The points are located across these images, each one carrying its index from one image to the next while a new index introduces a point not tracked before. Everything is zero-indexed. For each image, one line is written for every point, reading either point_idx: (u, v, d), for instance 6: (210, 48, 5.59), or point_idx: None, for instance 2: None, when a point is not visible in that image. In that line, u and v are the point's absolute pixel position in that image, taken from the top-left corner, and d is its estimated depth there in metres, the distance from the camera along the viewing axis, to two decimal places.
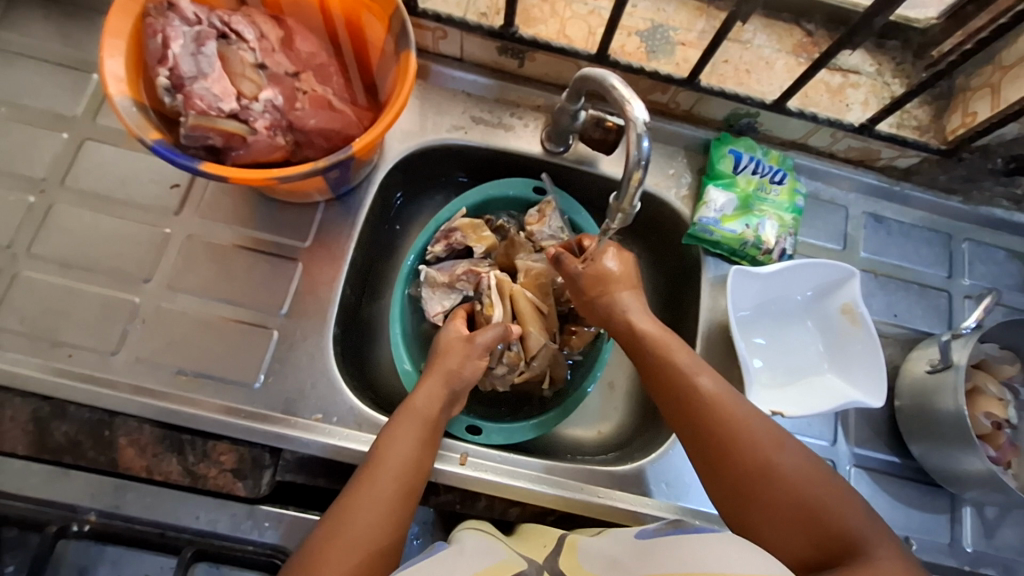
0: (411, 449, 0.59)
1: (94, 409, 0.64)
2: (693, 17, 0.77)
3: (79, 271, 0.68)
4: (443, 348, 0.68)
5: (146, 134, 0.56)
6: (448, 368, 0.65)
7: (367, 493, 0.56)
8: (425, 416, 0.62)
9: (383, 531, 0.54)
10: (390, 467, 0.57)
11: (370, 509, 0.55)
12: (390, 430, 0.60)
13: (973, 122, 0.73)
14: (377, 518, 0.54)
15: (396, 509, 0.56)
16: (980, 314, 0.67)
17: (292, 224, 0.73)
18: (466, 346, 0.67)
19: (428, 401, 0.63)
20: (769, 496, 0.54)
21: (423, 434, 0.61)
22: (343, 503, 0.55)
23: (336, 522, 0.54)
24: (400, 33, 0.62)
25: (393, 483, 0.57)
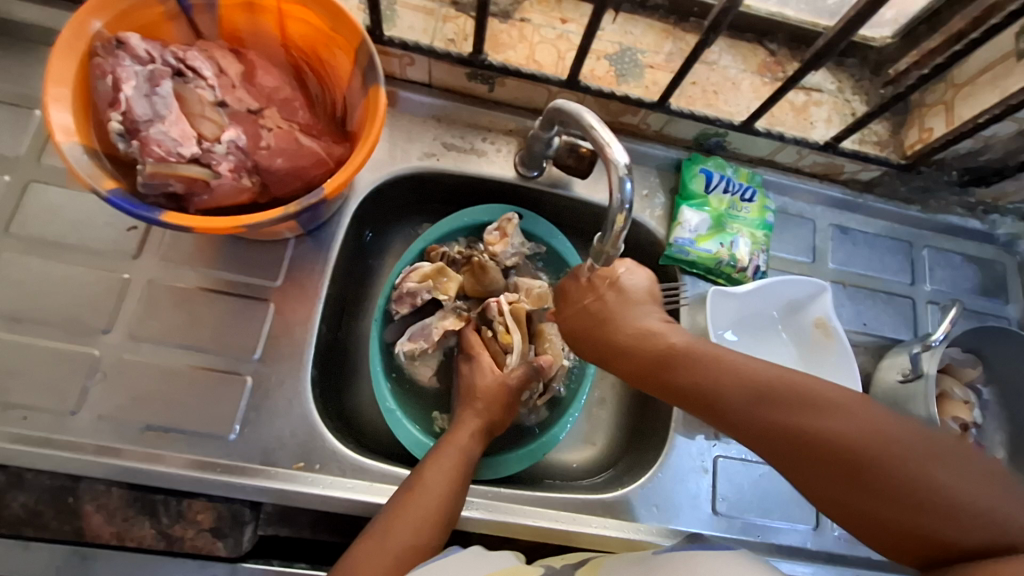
0: (456, 475, 0.60)
1: (54, 474, 0.60)
2: (660, 39, 0.77)
3: (32, 325, 0.64)
4: (476, 391, 0.68)
5: (99, 183, 0.52)
6: (487, 410, 0.67)
7: (414, 510, 0.56)
8: (467, 453, 0.63)
9: (425, 539, 0.55)
10: (436, 491, 0.58)
11: (416, 524, 0.55)
12: (435, 458, 0.61)
13: (930, 137, 0.75)
14: (419, 533, 0.55)
15: (441, 526, 0.57)
16: (947, 327, 0.69)
17: (259, 263, 0.70)
18: (501, 386, 0.68)
19: (471, 439, 0.64)
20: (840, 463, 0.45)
21: (465, 465, 0.61)
22: (387, 517, 0.56)
23: (380, 534, 0.54)
24: (368, 66, 0.60)
25: (436, 502, 0.57)
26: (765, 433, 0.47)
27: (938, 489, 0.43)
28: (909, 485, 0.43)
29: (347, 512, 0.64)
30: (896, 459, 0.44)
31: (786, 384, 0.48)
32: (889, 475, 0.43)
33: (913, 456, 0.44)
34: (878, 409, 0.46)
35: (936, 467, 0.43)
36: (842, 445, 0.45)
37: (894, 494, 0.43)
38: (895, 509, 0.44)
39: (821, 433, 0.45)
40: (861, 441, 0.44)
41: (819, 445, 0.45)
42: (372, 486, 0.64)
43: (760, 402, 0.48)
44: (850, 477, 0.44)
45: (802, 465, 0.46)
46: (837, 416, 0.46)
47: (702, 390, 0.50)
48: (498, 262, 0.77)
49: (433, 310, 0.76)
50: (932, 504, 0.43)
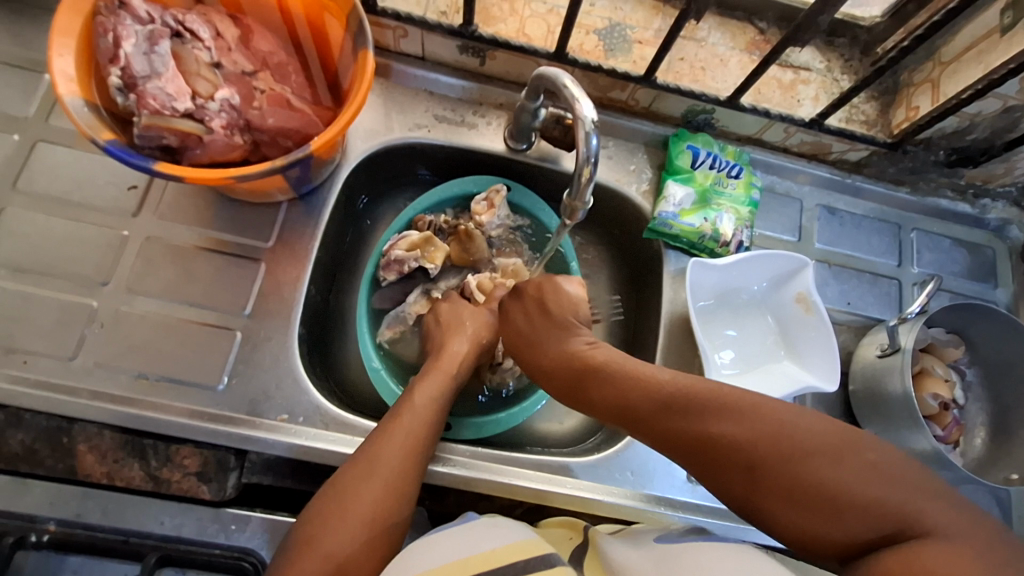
0: (440, 399, 0.62)
1: (51, 416, 0.63)
2: (649, 16, 0.78)
3: (35, 276, 0.67)
4: (459, 319, 0.71)
5: (98, 134, 0.55)
6: (473, 336, 0.69)
7: (401, 435, 0.57)
8: (453, 376, 0.65)
9: (412, 471, 0.56)
10: (421, 411, 0.60)
11: (403, 448, 0.56)
12: (422, 380, 0.63)
13: (916, 115, 0.76)
14: (405, 463, 0.56)
15: (424, 457, 0.58)
16: (923, 299, 0.69)
17: (253, 224, 0.72)
18: (483, 315, 0.72)
19: (461, 359, 0.67)
20: (741, 462, 0.48)
21: (447, 388, 0.63)
22: (376, 441, 0.57)
23: (367, 460, 0.55)
24: (358, 31, 0.62)
25: (423, 427, 0.59)
26: (670, 439, 0.52)
27: (831, 483, 0.45)
28: (810, 484, 0.45)
29: (328, 463, 0.67)
30: (795, 463, 0.46)
31: (693, 392, 0.51)
32: (790, 477, 0.46)
33: (824, 465, 0.46)
34: (790, 417, 0.48)
35: (827, 462, 0.46)
36: (743, 450, 0.48)
37: (797, 496, 0.46)
38: (800, 513, 0.46)
39: (721, 440, 0.49)
40: (768, 444, 0.47)
41: (727, 455, 0.48)
42: (353, 439, 0.66)
43: (671, 415, 0.52)
44: (756, 486, 0.47)
45: (707, 473, 0.50)
46: (741, 422, 0.49)
47: (621, 408, 0.55)
48: (483, 232, 0.79)
49: (418, 279, 0.79)
50: (833, 502, 0.45)
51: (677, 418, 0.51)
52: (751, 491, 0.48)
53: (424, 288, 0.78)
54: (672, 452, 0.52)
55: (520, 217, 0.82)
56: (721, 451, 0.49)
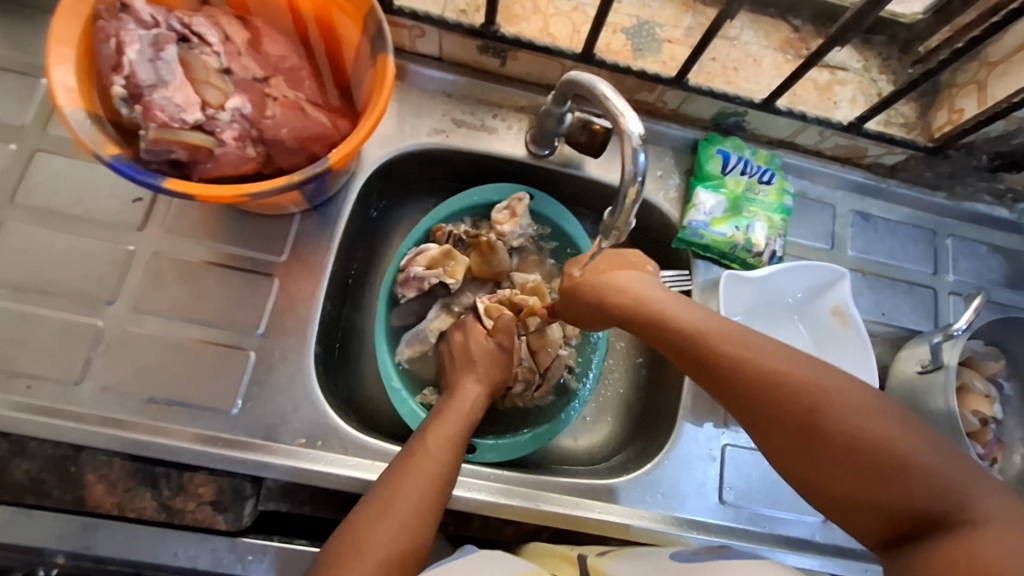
0: (456, 440, 0.60)
1: (57, 444, 0.60)
2: (679, 13, 0.74)
3: (37, 295, 0.63)
4: (470, 355, 0.69)
5: (102, 149, 0.51)
6: (487, 375, 0.67)
7: (418, 475, 0.55)
8: (468, 417, 0.63)
9: (428, 517, 0.54)
10: (436, 453, 0.58)
11: (419, 492, 0.54)
12: (438, 422, 0.61)
13: (961, 119, 0.72)
14: (420, 507, 0.54)
15: (439, 501, 0.55)
16: (971, 316, 0.66)
17: (264, 237, 0.69)
18: (494, 349, 0.69)
19: (476, 403, 0.65)
20: (787, 407, 0.48)
21: (464, 429, 0.62)
22: (392, 483, 0.55)
23: (383, 501, 0.53)
24: (376, 33, 0.58)
25: (439, 470, 0.56)
26: (735, 391, 0.51)
27: (875, 439, 0.45)
28: (866, 440, 0.45)
29: (349, 490, 0.64)
30: (835, 411, 0.47)
31: (752, 343, 0.52)
32: (842, 430, 0.46)
33: (874, 421, 0.46)
34: (842, 376, 0.49)
35: (877, 421, 0.46)
36: (812, 398, 0.47)
37: (848, 450, 0.45)
38: (851, 469, 0.45)
39: (797, 390, 0.48)
40: (833, 393, 0.47)
41: (804, 403, 0.47)
42: (375, 465, 0.63)
43: (732, 348, 0.52)
44: (804, 436, 0.47)
45: (762, 420, 0.49)
46: (802, 367, 0.49)
47: (701, 354, 0.53)
48: (504, 242, 0.76)
49: (438, 295, 0.75)
50: (887, 464, 0.44)
51: (744, 355, 0.51)
52: (798, 440, 0.47)
53: (444, 303, 0.75)
54: (731, 403, 0.51)
55: (540, 224, 0.78)
56: (773, 390, 0.49)
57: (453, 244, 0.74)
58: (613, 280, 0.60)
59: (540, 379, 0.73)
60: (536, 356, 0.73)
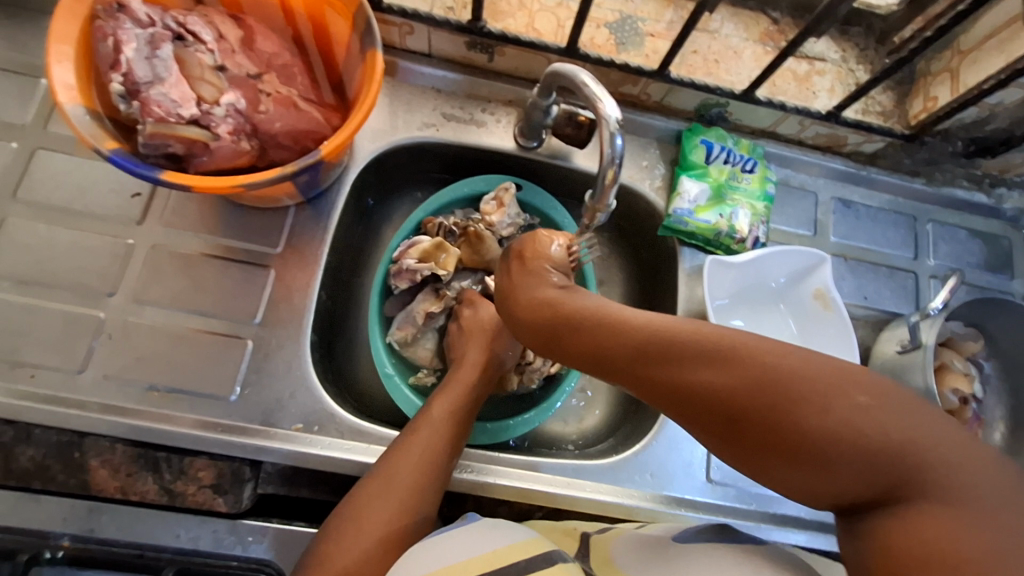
0: (456, 414, 0.62)
1: (62, 430, 0.62)
2: (661, 7, 0.77)
3: (40, 287, 0.65)
4: (483, 326, 0.70)
5: (100, 143, 0.53)
6: (496, 345, 0.68)
7: (417, 450, 0.57)
8: (471, 390, 0.65)
9: (426, 489, 0.56)
10: (436, 427, 0.60)
11: (417, 466, 0.57)
12: (439, 397, 0.63)
13: (935, 106, 0.74)
14: (419, 479, 0.56)
15: (439, 472, 0.58)
16: (946, 295, 0.68)
17: (260, 230, 0.71)
18: (503, 321, 0.71)
19: (478, 372, 0.67)
20: (717, 413, 0.41)
21: (466, 401, 0.64)
22: (391, 458, 0.57)
23: (382, 476, 0.56)
24: (365, 30, 0.60)
25: (437, 443, 0.59)
26: (662, 397, 0.43)
27: (818, 428, 0.38)
28: (812, 440, 0.38)
29: (344, 473, 0.66)
30: (789, 410, 0.39)
31: (674, 330, 0.43)
32: (774, 424, 0.39)
33: (841, 414, 0.38)
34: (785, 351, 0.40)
35: (831, 402, 0.38)
36: (747, 396, 0.39)
37: (792, 446, 0.39)
38: (799, 466, 0.39)
39: (731, 393, 0.40)
40: (792, 384, 0.39)
41: (739, 408, 0.40)
42: (369, 447, 0.65)
43: (653, 361, 0.43)
44: (747, 442, 0.40)
45: (699, 426, 0.42)
46: (725, 366, 0.40)
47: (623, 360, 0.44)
48: (494, 232, 0.77)
49: (428, 285, 0.77)
50: (840, 458, 0.38)
51: (665, 366, 0.42)
52: (739, 448, 0.41)
53: (434, 288, 0.76)
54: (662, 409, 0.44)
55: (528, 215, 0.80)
56: (693, 396, 0.41)
57: (444, 236, 0.76)
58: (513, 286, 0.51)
59: (547, 356, 0.75)
60: None
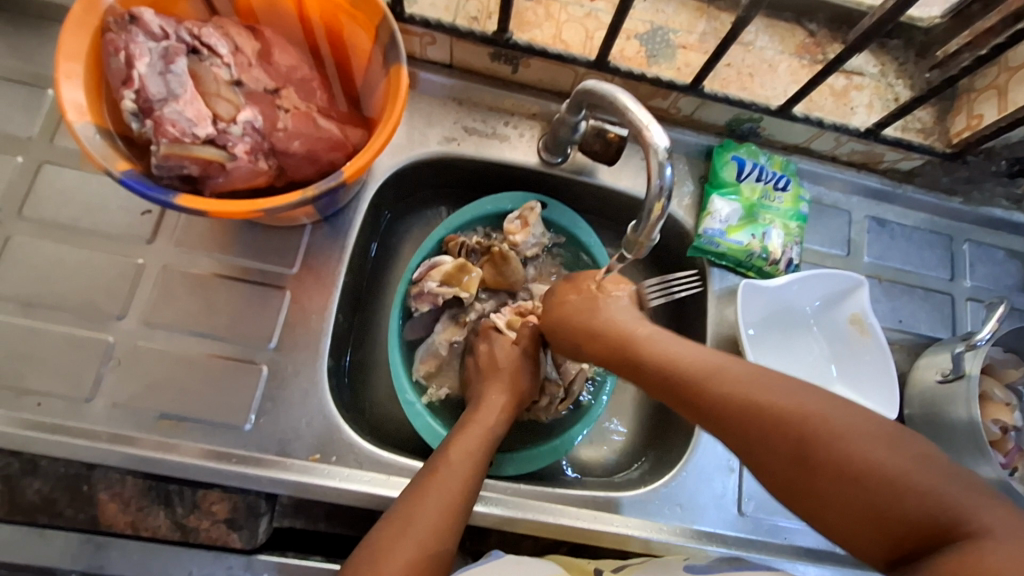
0: (478, 456, 0.59)
1: (69, 462, 0.59)
2: (693, 18, 0.73)
3: (45, 310, 0.62)
4: (496, 363, 0.68)
5: (112, 164, 0.50)
6: (509, 382, 0.67)
7: (436, 491, 0.54)
8: (492, 430, 0.62)
9: (448, 536, 0.52)
10: (457, 467, 0.57)
11: (440, 509, 0.53)
12: (457, 437, 0.60)
13: (979, 124, 0.71)
14: (441, 521, 0.53)
15: (460, 516, 0.54)
16: (995, 325, 0.65)
17: (276, 249, 0.68)
18: (516, 355, 0.69)
19: (501, 412, 0.64)
20: (773, 434, 0.46)
21: (487, 440, 0.61)
22: (411, 497, 0.54)
23: (401, 517, 0.52)
24: (389, 44, 0.57)
25: (460, 485, 0.55)
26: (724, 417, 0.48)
27: (873, 465, 0.42)
28: (862, 467, 0.42)
29: (362, 506, 0.63)
30: (839, 442, 0.43)
31: (752, 373, 0.49)
32: (831, 454, 0.43)
33: (885, 453, 0.42)
34: (841, 404, 0.46)
35: (878, 446, 0.42)
36: (811, 425, 0.45)
37: (845, 473, 0.42)
38: (850, 493, 0.42)
39: (791, 417, 0.45)
40: (835, 424, 0.44)
41: (794, 430, 0.45)
42: (389, 479, 0.63)
43: (724, 385, 0.49)
44: (793, 461, 0.45)
45: (752, 446, 0.47)
46: (791, 396, 0.47)
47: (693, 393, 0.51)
48: (518, 252, 0.75)
49: (447, 309, 0.75)
50: (887, 491, 0.41)
51: (739, 390, 0.49)
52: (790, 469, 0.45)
53: (452, 314, 0.75)
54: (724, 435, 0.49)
55: (551, 232, 0.78)
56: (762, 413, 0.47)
57: (466, 255, 0.74)
58: (591, 314, 0.60)
59: (566, 393, 0.72)
60: (561, 369, 0.72)
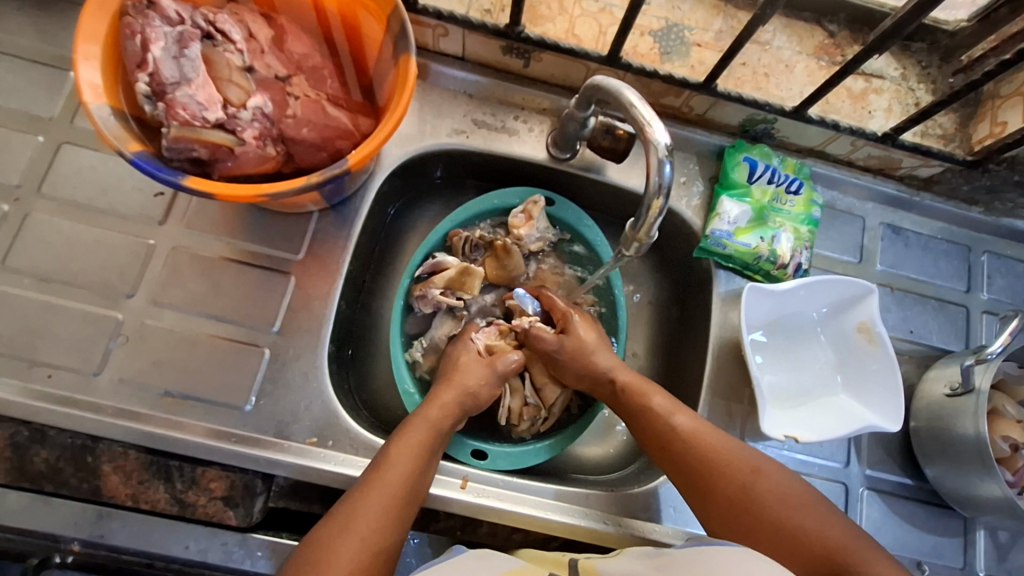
0: (424, 453, 0.58)
1: (76, 433, 0.61)
2: (710, 16, 0.72)
3: (59, 286, 0.64)
4: (456, 366, 0.67)
5: (124, 145, 0.52)
6: (461, 389, 0.65)
7: (379, 491, 0.54)
8: (438, 426, 0.61)
9: (394, 533, 0.52)
10: (400, 465, 0.56)
11: (383, 509, 0.53)
12: (402, 434, 0.59)
13: (1003, 132, 0.69)
14: (385, 520, 0.52)
15: (402, 517, 0.54)
16: (1007, 338, 0.64)
17: (283, 235, 0.69)
18: (480, 369, 0.67)
19: (445, 411, 0.62)
20: (722, 485, 0.56)
21: (433, 438, 0.60)
22: (355, 497, 0.53)
23: (343, 518, 0.51)
24: (400, 34, 0.58)
25: (404, 484, 0.55)
26: (684, 467, 0.58)
27: (795, 518, 0.53)
28: (788, 524, 0.53)
29: None
30: (771, 501, 0.54)
31: (712, 434, 0.59)
32: (764, 510, 0.54)
33: (804, 512, 0.53)
34: (773, 470, 0.56)
35: (802, 507, 0.53)
36: (750, 482, 0.55)
37: (776, 528, 0.53)
38: (779, 542, 0.52)
39: (737, 472, 0.56)
40: (768, 483, 0.55)
41: (738, 483, 0.55)
42: None
43: (687, 441, 0.58)
44: (737, 509, 0.55)
45: (704, 495, 0.57)
46: (738, 452, 0.57)
47: (660, 429, 0.60)
48: (520, 245, 0.75)
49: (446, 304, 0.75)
50: (804, 540, 0.52)
51: (697, 446, 0.58)
52: (734, 515, 0.55)
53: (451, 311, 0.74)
54: (682, 484, 0.58)
55: (556, 228, 0.77)
56: (716, 466, 0.56)
57: (470, 249, 0.74)
58: (592, 357, 0.66)
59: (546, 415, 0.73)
60: (541, 392, 0.72)
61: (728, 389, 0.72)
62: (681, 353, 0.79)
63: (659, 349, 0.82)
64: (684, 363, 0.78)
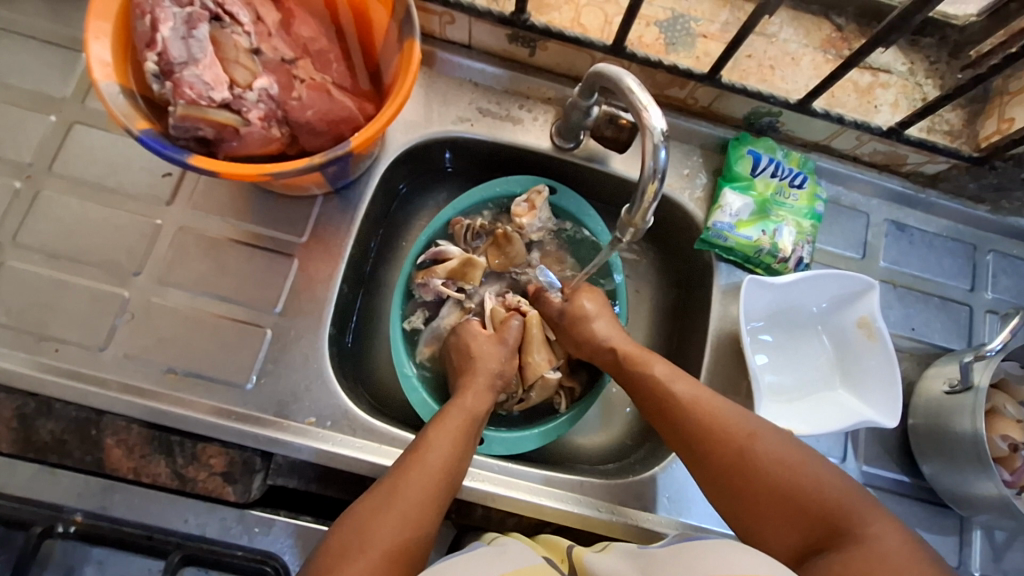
0: (461, 437, 0.59)
1: (80, 407, 0.62)
2: (716, 7, 0.72)
3: (68, 263, 0.65)
4: (469, 353, 0.68)
5: (132, 123, 0.53)
6: (482, 372, 0.67)
7: (419, 471, 0.54)
8: (473, 415, 0.62)
9: (434, 510, 0.53)
10: (440, 447, 0.57)
11: (422, 487, 0.53)
12: (438, 421, 0.60)
13: (1010, 128, 0.69)
14: (427, 498, 0.53)
15: (442, 498, 0.54)
16: (1007, 336, 0.63)
17: (287, 218, 0.70)
18: (493, 348, 0.69)
19: (475, 400, 0.64)
20: (721, 446, 0.55)
21: (468, 426, 0.61)
22: (395, 476, 0.54)
23: (386, 494, 0.52)
24: (404, 18, 0.58)
25: (443, 465, 0.55)
26: (682, 433, 0.57)
27: (794, 476, 0.51)
28: (788, 483, 0.51)
29: (354, 471, 0.65)
30: (770, 461, 0.53)
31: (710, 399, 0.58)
32: (762, 470, 0.52)
33: (805, 472, 0.52)
34: (772, 432, 0.55)
35: (805, 467, 0.52)
36: (750, 442, 0.54)
37: (775, 488, 0.51)
38: (778, 502, 0.51)
39: (735, 433, 0.55)
40: (768, 443, 0.54)
41: (735, 443, 0.54)
42: (383, 449, 0.64)
43: (686, 406, 0.58)
44: (734, 470, 0.53)
45: (702, 460, 0.56)
46: (738, 414, 0.56)
47: (659, 394, 0.60)
48: (523, 234, 0.76)
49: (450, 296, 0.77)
50: (805, 499, 0.50)
51: (694, 410, 0.57)
52: (731, 478, 0.54)
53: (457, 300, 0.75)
54: (682, 451, 0.58)
55: (559, 217, 0.78)
56: (715, 428, 0.56)
57: (471, 237, 0.75)
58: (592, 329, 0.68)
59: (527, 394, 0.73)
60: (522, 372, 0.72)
61: (725, 382, 0.72)
62: (681, 345, 0.79)
63: (658, 341, 0.83)
64: (682, 355, 0.78)
